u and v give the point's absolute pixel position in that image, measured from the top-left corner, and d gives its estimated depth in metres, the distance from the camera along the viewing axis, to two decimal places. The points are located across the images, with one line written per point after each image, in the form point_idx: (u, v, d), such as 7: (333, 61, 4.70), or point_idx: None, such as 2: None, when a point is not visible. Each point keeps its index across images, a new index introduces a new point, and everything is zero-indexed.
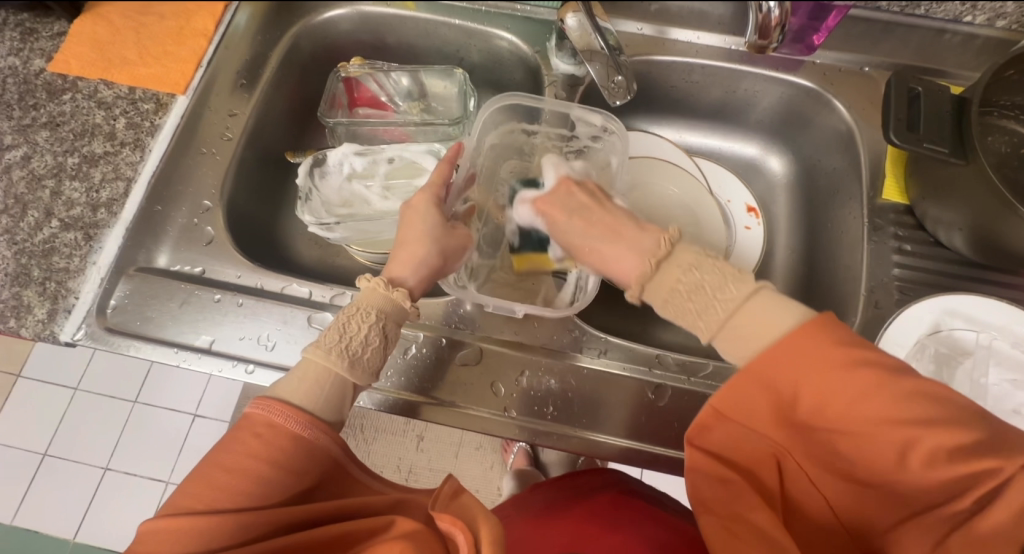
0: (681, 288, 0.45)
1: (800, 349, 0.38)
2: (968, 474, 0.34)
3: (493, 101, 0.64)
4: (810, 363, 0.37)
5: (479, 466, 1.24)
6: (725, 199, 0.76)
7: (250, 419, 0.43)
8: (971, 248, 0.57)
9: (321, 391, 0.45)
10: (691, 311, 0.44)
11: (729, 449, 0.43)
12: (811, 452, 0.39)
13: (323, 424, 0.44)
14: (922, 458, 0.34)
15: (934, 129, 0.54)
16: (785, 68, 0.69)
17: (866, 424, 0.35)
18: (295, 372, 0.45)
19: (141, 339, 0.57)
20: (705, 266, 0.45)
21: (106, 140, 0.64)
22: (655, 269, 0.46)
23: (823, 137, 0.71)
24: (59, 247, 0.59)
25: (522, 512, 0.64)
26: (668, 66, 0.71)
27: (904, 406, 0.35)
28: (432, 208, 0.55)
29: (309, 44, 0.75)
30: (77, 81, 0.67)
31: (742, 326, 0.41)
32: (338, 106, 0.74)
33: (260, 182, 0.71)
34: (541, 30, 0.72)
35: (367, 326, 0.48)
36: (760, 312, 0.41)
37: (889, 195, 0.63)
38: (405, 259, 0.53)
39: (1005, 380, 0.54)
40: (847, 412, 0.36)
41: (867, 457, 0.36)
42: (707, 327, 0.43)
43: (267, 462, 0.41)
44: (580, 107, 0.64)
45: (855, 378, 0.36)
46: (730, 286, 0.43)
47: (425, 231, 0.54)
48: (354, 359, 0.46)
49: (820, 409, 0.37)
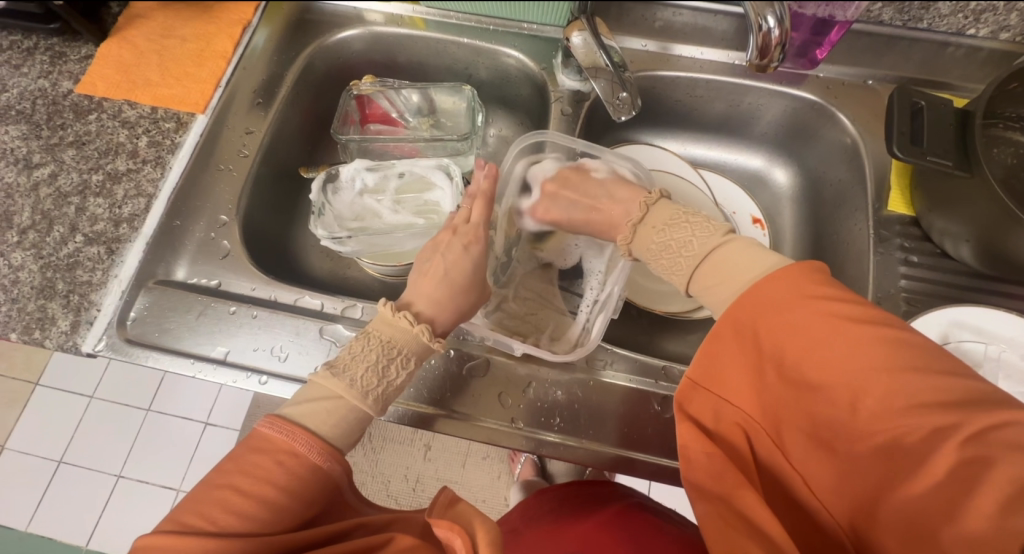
0: (654, 247, 0.53)
1: (769, 300, 0.43)
2: (942, 427, 0.35)
3: (522, 139, 0.66)
4: (779, 314, 0.42)
5: (487, 477, 1.24)
6: (731, 210, 0.77)
7: (271, 443, 0.44)
8: (979, 259, 0.57)
9: (349, 427, 0.47)
10: (665, 266, 0.52)
11: (711, 420, 0.45)
12: (785, 417, 0.42)
13: (340, 456, 0.46)
14: (885, 405, 0.37)
15: (938, 142, 0.55)
16: (789, 82, 0.70)
17: (827, 371, 0.39)
18: (325, 405, 0.46)
19: (159, 350, 0.59)
20: (675, 225, 0.53)
21: (129, 158, 0.67)
22: (632, 233, 0.56)
23: (829, 150, 0.71)
24: (82, 260, 0.62)
25: (528, 525, 0.65)
26: (672, 81, 0.72)
27: (863, 352, 0.38)
28: (478, 253, 0.57)
29: (323, 64, 0.78)
30: (102, 102, 0.70)
31: (707, 273, 0.49)
32: (351, 123, 0.76)
33: (275, 197, 0.73)
34: (547, 48, 0.74)
35: (406, 372, 0.50)
36: (718, 264, 0.48)
37: (895, 206, 0.63)
38: (442, 302, 0.54)
39: (1015, 392, 0.54)
40: (808, 358, 0.40)
41: (833, 411, 0.39)
42: (680, 279, 0.51)
43: (283, 489, 0.42)
44: (613, 153, 0.67)
45: (814, 325, 0.40)
46: (694, 242, 0.51)
47: (468, 275, 0.56)
48: (385, 402, 0.49)
49: (793, 358, 0.41)
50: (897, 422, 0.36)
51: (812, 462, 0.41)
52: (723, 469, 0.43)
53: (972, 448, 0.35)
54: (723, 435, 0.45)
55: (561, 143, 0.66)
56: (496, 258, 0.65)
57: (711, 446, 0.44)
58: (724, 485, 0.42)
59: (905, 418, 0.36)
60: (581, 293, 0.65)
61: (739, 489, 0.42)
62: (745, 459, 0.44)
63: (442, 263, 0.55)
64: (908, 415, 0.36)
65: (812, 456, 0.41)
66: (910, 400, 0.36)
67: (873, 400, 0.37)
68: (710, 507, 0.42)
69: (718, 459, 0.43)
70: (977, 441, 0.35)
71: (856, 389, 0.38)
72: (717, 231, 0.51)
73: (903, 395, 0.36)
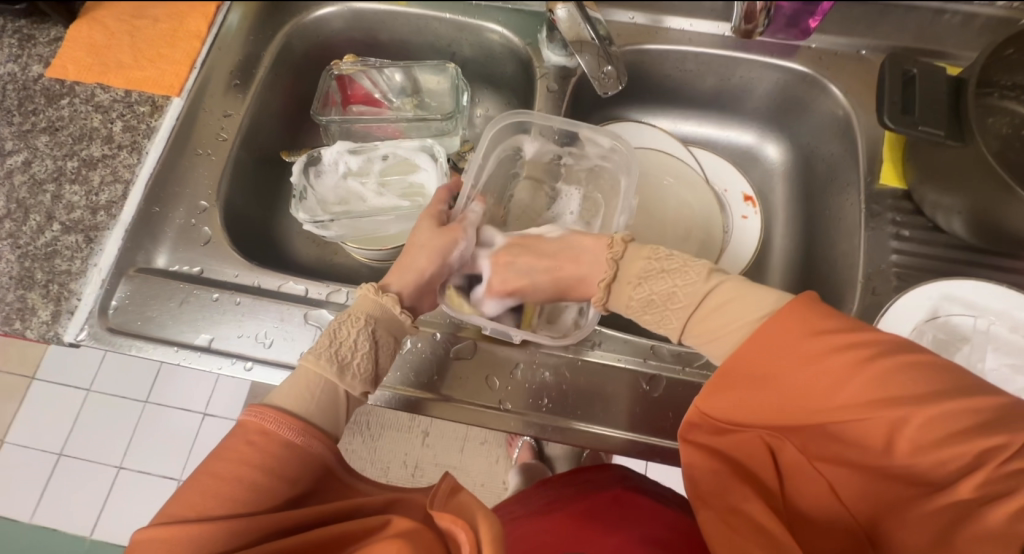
0: (636, 303, 0.50)
1: (780, 335, 0.40)
2: (974, 451, 0.35)
3: (498, 120, 0.62)
4: (800, 350, 0.39)
5: (484, 461, 1.24)
6: (722, 187, 0.75)
7: (243, 426, 0.44)
8: (971, 231, 0.56)
9: (313, 397, 0.46)
10: (651, 322, 0.50)
11: (720, 435, 0.45)
12: (807, 439, 0.41)
13: (316, 431, 0.45)
14: (921, 436, 0.36)
15: (930, 112, 0.53)
16: (780, 54, 0.68)
17: (858, 407, 0.37)
18: (287, 381, 0.46)
19: (143, 338, 0.58)
20: (652, 278, 0.50)
21: (104, 144, 0.65)
22: (608, 290, 0.52)
23: (821, 124, 0.70)
24: (60, 249, 0.61)
25: (527, 508, 0.65)
26: (661, 55, 0.70)
27: (900, 384, 0.36)
28: (426, 221, 0.57)
29: (302, 43, 0.75)
30: (74, 86, 0.68)
31: (703, 332, 0.46)
32: (331, 105, 0.74)
33: (257, 182, 0.72)
34: (531, 23, 0.72)
35: (356, 330, 0.49)
36: (710, 318, 0.46)
37: (886, 181, 0.62)
38: (400, 268, 0.54)
39: (1004, 364, 0.53)
40: (842, 394, 0.37)
41: (866, 443, 0.38)
42: (671, 334, 0.49)
43: (260, 468, 0.41)
44: (593, 127, 0.63)
45: (842, 361, 0.37)
46: (678, 295, 0.48)
47: (418, 244, 0.55)
48: (342, 365, 0.47)
49: (821, 393, 0.38)
50: (934, 450, 0.36)
51: (835, 479, 0.41)
52: (731, 482, 0.43)
53: (1007, 463, 0.35)
54: (737, 451, 0.44)
55: (538, 122, 0.63)
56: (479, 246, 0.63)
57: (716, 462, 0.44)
58: (730, 496, 0.43)
59: (938, 447, 0.36)
60: None
61: (746, 500, 0.42)
62: (758, 474, 0.44)
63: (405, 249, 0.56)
64: (944, 443, 0.35)
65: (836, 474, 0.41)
66: (945, 429, 0.35)
67: (907, 433, 0.36)
68: (712, 512, 0.43)
69: (725, 475, 0.44)
70: (1013, 456, 0.35)
71: (901, 422, 0.36)
72: (699, 275, 0.48)
73: (938, 426, 0.35)
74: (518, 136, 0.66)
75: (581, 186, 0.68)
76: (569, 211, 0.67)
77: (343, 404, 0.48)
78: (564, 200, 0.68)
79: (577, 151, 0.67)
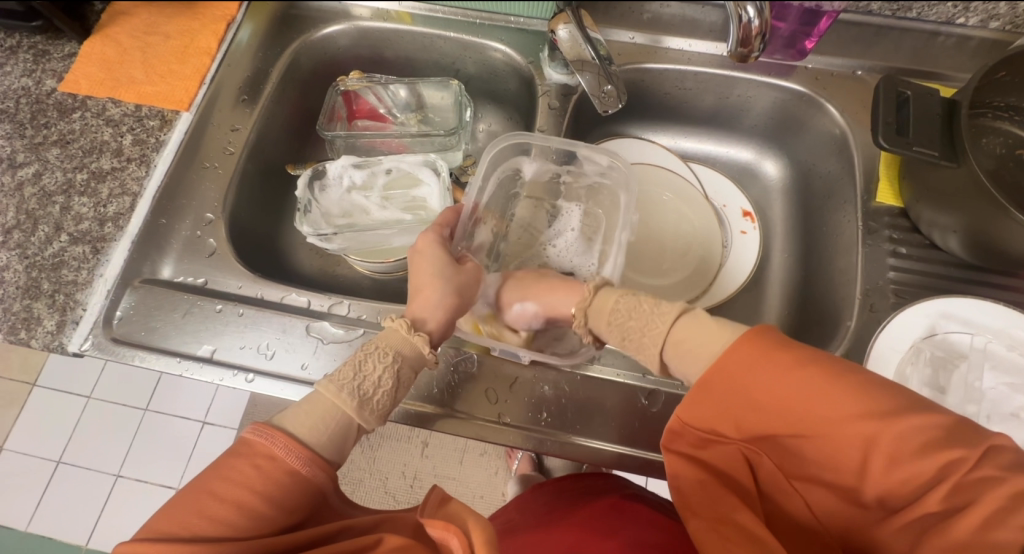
0: (620, 309, 0.50)
1: (753, 348, 0.41)
2: (947, 462, 0.35)
3: (498, 141, 0.64)
4: (770, 363, 0.40)
5: (483, 473, 1.23)
6: (721, 203, 0.76)
7: (250, 448, 0.43)
8: (967, 249, 0.56)
9: (326, 429, 0.45)
10: (634, 328, 0.49)
11: (701, 450, 0.45)
12: (784, 453, 0.41)
13: (321, 461, 0.44)
14: (891, 447, 0.36)
15: (925, 132, 0.54)
16: (777, 73, 0.69)
17: (827, 418, 0.37)
18: (304, 405, 0.46)
19: (146, 349, 0.59)
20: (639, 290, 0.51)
21: (113, 157, 0.67)
22: (593, 296, 0.52)
23: (818, 141, 0.71)
24: (67, 260, 0.62)
25: (523, 516, 0.65)
26: (660, 74, 0.71)
27: (866, 395, 0.37)
28: (437, 249, 0.56)
29: (309, 60, 0.77)
30: (86, 100, 0.69)
31: (685, 341, 0.45)
32: (337, 120, 0.75)
33: (262, 195, 0.73)
34: (533, 41, 0.74)
35: (383, 367, 0.48)
36: (694, 327, 0.46)
37: (883, 198, 0.63)
38: (422, 303, 0.53)
39: (1002, 383, 0.53)
40: (813, 404, 0.38)
41: (842, 455, 0.38)
42: (653, 341, 0.47)
43: (259, 494, 0.41)
44: (590, 146, 0.64)
45: (808, 375, 0.38)
46: (665, 303, 0.48)
47: (433, 270, 0.55)
48: (363, 400, 0.47)
49: (791, 404, 0.39)
50: (905, 462, 0.36)
51: (814, 496, 0.41)
52: (716, 493, 0.43)
53: (978, 474, 0.35)
54: (718, 465, 0.45)
55: (537, 142, 0.65)
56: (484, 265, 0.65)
57: (699, 473, 0.45)
58: (717, 507, 0.43)
59: (911, 459, 0.35)
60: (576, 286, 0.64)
61: (734, 510, 0.42)
62: (743, 488, 0.44)
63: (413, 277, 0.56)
64: (916, 454, 0.35)
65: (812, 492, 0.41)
66: (914, 440, 0.36)
67: (877, 443, 0.36)
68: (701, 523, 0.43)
69: (709, 487, 0.44)
70: (981, 467, 0.35)
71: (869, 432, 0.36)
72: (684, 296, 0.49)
73: (908, 437, 0.36)
74: (518, 156, 0.67)
75: (582, 202, 0.69)
76: (570, 227, 0.68)
77: (356, 438, 0.48)
78: (566, 218, 0.68)
79: (576, 170, 0.68)
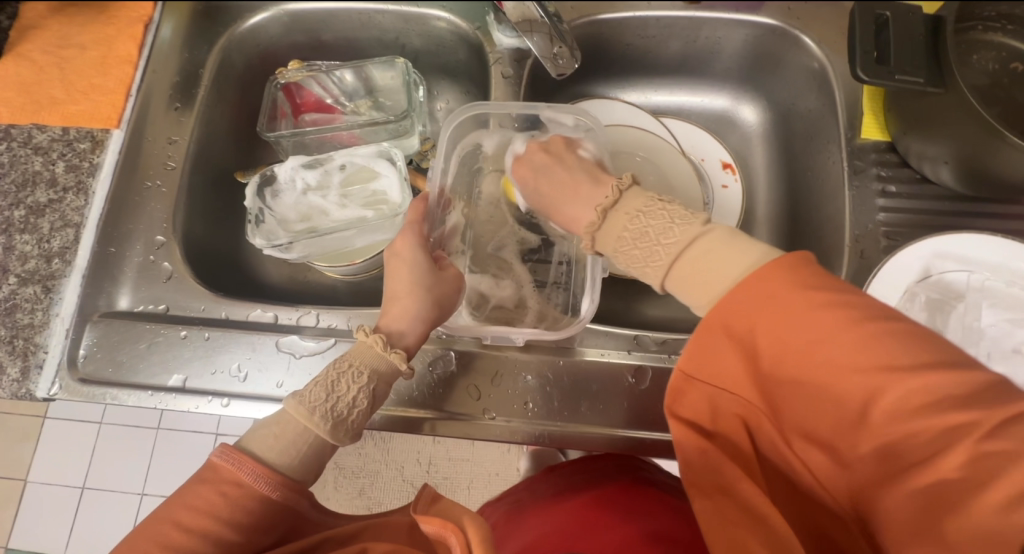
0: (627, 236, 0.47)
1: (764, 286, 0.37)
2: (958, 422, 0.32)
3: (457, 114, 0.60)
4: (775, 305, 0.36)
5: (497, 452, 1.22)
6: (699, 157, 0.71)
7: (215, 472, 0.42)
8: (960, 182, 0.53)
9: (297, 454, 0.44)
10: (638, 257, 0.46)
11: (709, 419, 0.43)
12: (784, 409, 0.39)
13: (294, 484, 0.43)
14: (904, 403, 0.33)
15: (907, 58, 0.50)
16: (746, 7, 0.64)
17: (834, 370, 0.34)
18: (274, 427, 0.44)
19: (116, 386, 0.57)
20: (650, 212, 0.46)
21: (49, 188, 0.63)
22: (603, 219, 0.49)
23: (796, 78, 0.66)
24: (20, 303, 0.59)
25: (533, 496, 0.64)
26: (619, 23, 0.66)
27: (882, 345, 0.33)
28: (419, 252, 0.53)
29: (242, 55, 0.71)
30: (9, 129, 0.65)
31: (693, 270, 0.42)
32: (282, 117, 0.70)
33: (216, 207, 0.68)
34: (478, 5, 0.68)
35: (358, 387, 0.46)
36: (703, 256, 0.42)
37: (868, 133, 0.59)
38: (398, 313, 0.51)
39: (1001, 319, 0.51)
40: (838, 352, 0.34)
41: (847, 407, 0.35)
42: (656, 270, 0.44)
43: (230, 528, 0.40)
44: (553, 108, 0.61)
45: (827, 317, 0.35)
46: (673, 230, 0.44)
47: (414, 279, 0.52)
48: (338, 421, 0.45)
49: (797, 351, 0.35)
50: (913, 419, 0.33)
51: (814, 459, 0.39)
52: (720, 463, 0.42)
53: (986, 444, 0.31)
54: (721, 432, 0.43)
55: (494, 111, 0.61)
56: (457, 252, 0.61)
57: (706, 443, 0.43)
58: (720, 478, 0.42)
59: (933, 422, 0.32)
60: (551, 260, 0.63)
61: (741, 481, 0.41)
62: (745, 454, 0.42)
63: (391, 274, 0.53)
64: (922, 415, 0.32)
65: (814, 454, 0.38)
66: (933, 399, 0.32)
67: (885, 400, 0.33)
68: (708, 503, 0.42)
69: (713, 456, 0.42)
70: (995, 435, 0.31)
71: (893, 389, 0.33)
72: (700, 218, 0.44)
73: (925, 394, 0.32)
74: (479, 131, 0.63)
75: None
76: None
77: (328, 455, 0.46)
78: None
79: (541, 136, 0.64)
